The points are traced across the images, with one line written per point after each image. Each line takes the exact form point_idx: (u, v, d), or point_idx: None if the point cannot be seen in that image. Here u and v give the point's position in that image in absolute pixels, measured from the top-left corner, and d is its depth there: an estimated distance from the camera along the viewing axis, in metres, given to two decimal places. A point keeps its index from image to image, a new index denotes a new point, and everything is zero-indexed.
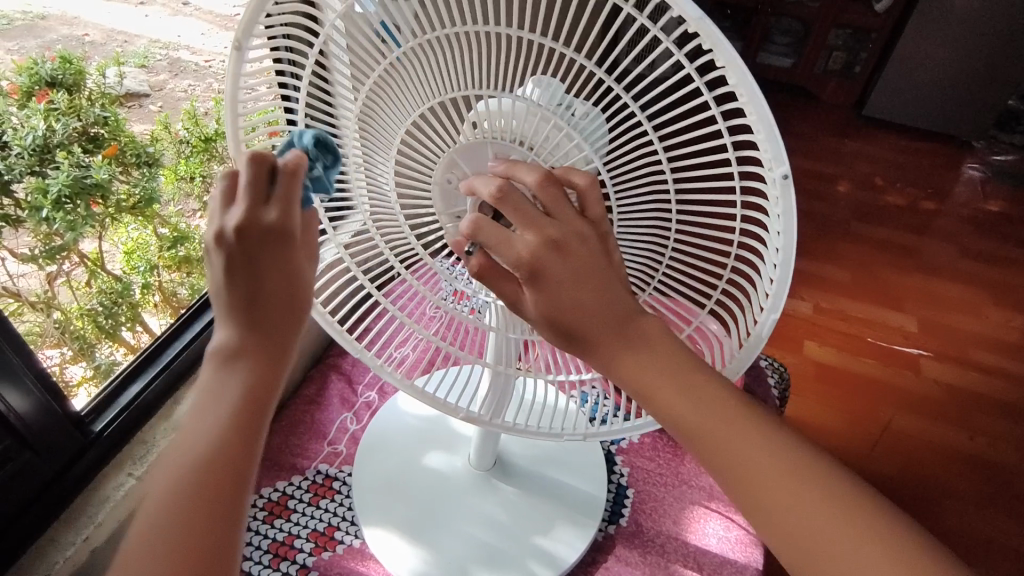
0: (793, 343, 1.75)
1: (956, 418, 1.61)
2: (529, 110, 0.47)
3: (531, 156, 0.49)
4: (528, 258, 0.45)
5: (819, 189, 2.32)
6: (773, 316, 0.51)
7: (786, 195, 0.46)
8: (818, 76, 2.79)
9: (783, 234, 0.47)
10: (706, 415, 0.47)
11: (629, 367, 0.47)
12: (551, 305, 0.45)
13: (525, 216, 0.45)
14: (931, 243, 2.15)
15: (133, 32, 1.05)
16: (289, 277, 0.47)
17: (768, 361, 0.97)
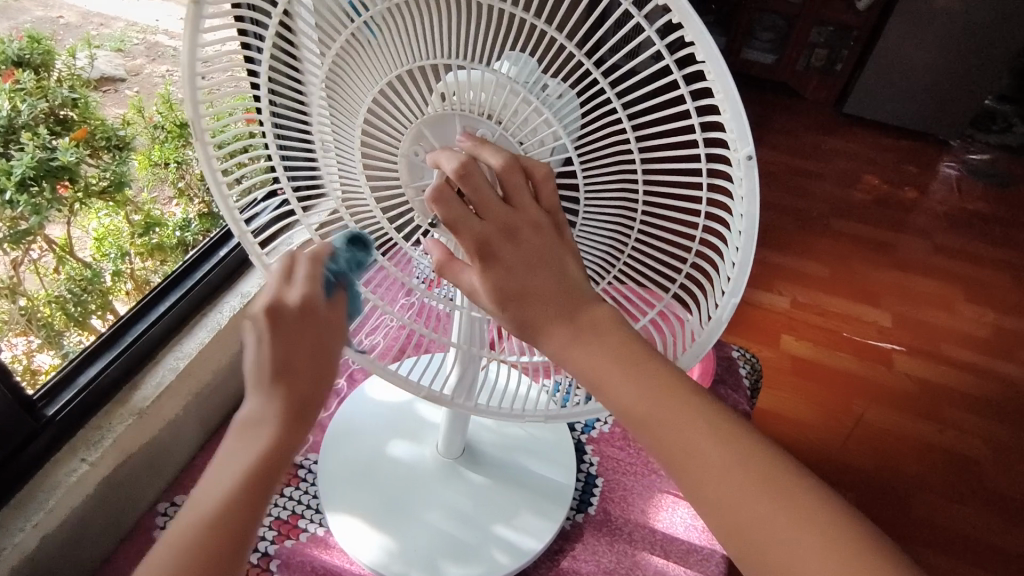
0: (770, 337, 1.76)
1: (927, 412, 1.64)
2: (500, 83, 0.46)
3: (500, 132, 0.48)
4: (480, 240, 0.46)
5: (799, 185, 2.34)
6: (735, 301, 0.52)
7: (750, 179, 0.46)
8: (800, 74, 2.81)
9: (746, 218, 0.48)
10: (642, 392, 0.47)
11: (572, 348, 0.48)
12: (495, 285, 0.47)
13: (486, 202, 0.46)
14: (907, 239, 2.18)
15: (110, 14, 1.02)
16: (320, 360, 0.46)
17: (741, 352, 0.97)
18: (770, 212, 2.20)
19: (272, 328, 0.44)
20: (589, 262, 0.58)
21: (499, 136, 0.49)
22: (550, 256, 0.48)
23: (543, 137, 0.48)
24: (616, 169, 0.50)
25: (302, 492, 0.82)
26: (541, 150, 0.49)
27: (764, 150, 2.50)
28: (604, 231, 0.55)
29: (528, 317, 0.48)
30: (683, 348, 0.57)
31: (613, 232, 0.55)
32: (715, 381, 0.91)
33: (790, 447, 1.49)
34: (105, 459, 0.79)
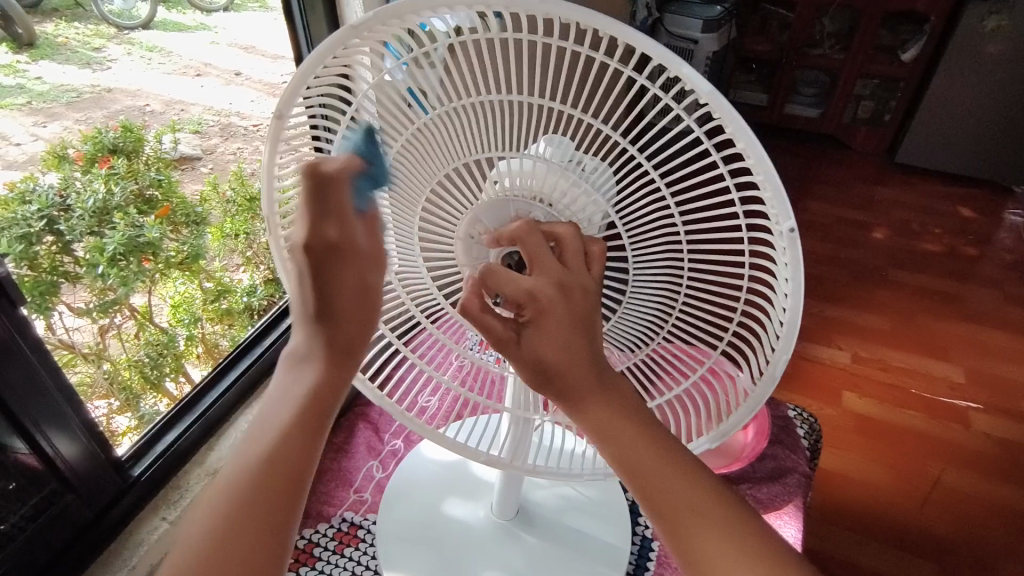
0: (830, 393, 1.70)
1: (1012, 475, 1.53)
2: (549, 168, 0.51)
3: (550, 212, 0.53)
4: (535, 297, 0.46)
5: (853, 236, 2.30)
6: (786, 356, 0.51)
7: (794, 249, 0.48)
8: (846, 126, 2.81)
9: (790, 283, 0.49)
10: (665, 462, 0.45)
11: (593, 413, 0.46)
12: (542, 345, 0.46)
13: (541, 262, 0.48)
14: (973, 289, 2.09)
15: (190, 100, 1.13)
16: (355, 288, 0.41)
17: (797, 412, 0.94)
18: (824, 265, 2.16)
19: (313, 264, 0.40)
20: (637, 327, 0.58)
21: (546, 215, 0.53)
22: (595, 321, 0.48)
23: (591, 213, 0.53)
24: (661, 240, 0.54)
25: (361, 551, 0.76)
26: (589, 226, 0.53)
27: (813, 202, 2.48)
28: (650, 296, 0.56)
29: (545, 375, 0.46)
30: (732, 407, 0.56)
31: (660, 298, 0.56)
32: (770, 442, 0.89)
33: (859, 510, 1.42)
34: (181, 518, 0.83)
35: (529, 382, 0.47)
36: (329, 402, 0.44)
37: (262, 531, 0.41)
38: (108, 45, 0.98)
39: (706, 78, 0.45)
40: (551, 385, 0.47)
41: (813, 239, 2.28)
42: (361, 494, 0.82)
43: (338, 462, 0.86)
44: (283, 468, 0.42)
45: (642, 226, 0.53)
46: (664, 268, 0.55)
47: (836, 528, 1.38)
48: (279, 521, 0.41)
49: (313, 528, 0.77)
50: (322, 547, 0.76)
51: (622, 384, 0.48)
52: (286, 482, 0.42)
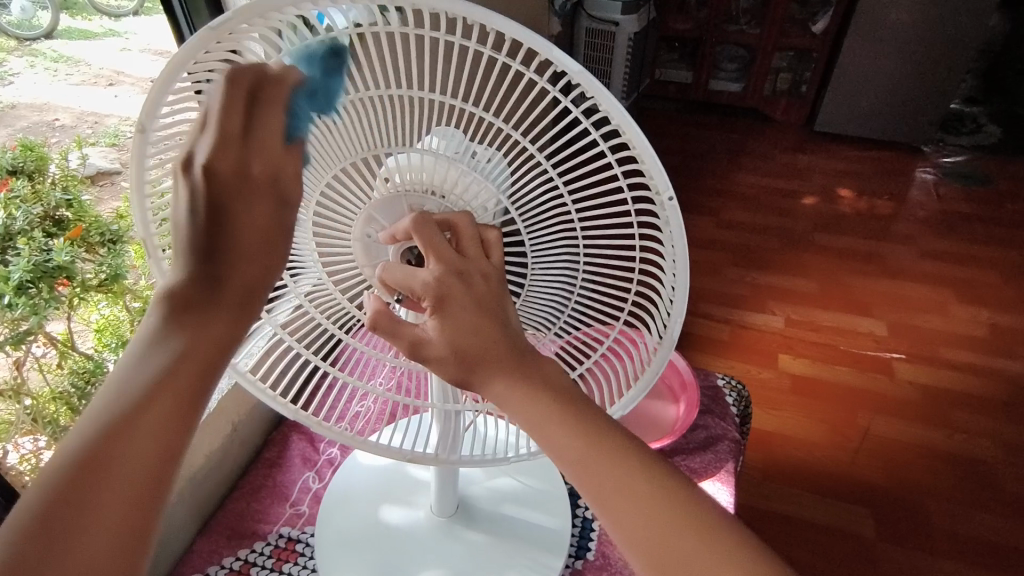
0: (767, 357, 1.77)
1: (934, 418, 1.63)
2: (437, 163, 0.50)
3: (444, 204, 0.52)
4: (432, 286, 0.46)
5: (781, 204, 2.39)
6: (680, 321, 0.50)
7: (676, 217, 0.48)
8: (767, 98, 2.91)
9: (677, 251, 0.49)
10: (589, 439, 0.44)
11: (518, 397, 0.45)
12: (453, 333, 0.45)
13: (435, 250, 0.47)
14: (892, 247, 2.20)
15: (104, 112, 1.04)
16: (251, 218, 0.39)
17: (726, 381, 0.97)
18: (755, 234, 2.23)
19: (215, 192, 0.39)
20: (538, 315, 0.58)
21: (441, 206, 0.52)
22: (502, 303, 0.47)
23: (485, 202, 0.52)
24: (556, 227, 0.53)
25: (300, 566, 0.73)
26: (485, 215, 0.52)
27: (742, 174, 2.56)
28: (550, 280, 0.56)
29: (457, 368, 0.45)
30: (628, 384, 0.55)
31: (559, 282, 0.57)
32: (701, 413, 0.91)
33: (799, 467, 1.48)
34: None
35: (450, 378, 0.45)
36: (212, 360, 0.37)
37: (109, 528, 0.32)
38: (8, 58, 0.90)
39: (573, 57, 0.45)
40: (472, 375, 0.45)
41: (743, 210, 2.35)
42: (297, 507, 0.79)
43: (271, 478, 0.82)
44: (136, 443, 0.34)
45: (538, 214, 0.53)
46: (561, 253, 0.55)
47: (780, 486, 1.44)
48: (148, 483, 0.34)
49: (249, 547, 0.74)
50: (259, 566, 0.72)
51: (555, 375, 0.46)
52: (143, 461, 0.34)
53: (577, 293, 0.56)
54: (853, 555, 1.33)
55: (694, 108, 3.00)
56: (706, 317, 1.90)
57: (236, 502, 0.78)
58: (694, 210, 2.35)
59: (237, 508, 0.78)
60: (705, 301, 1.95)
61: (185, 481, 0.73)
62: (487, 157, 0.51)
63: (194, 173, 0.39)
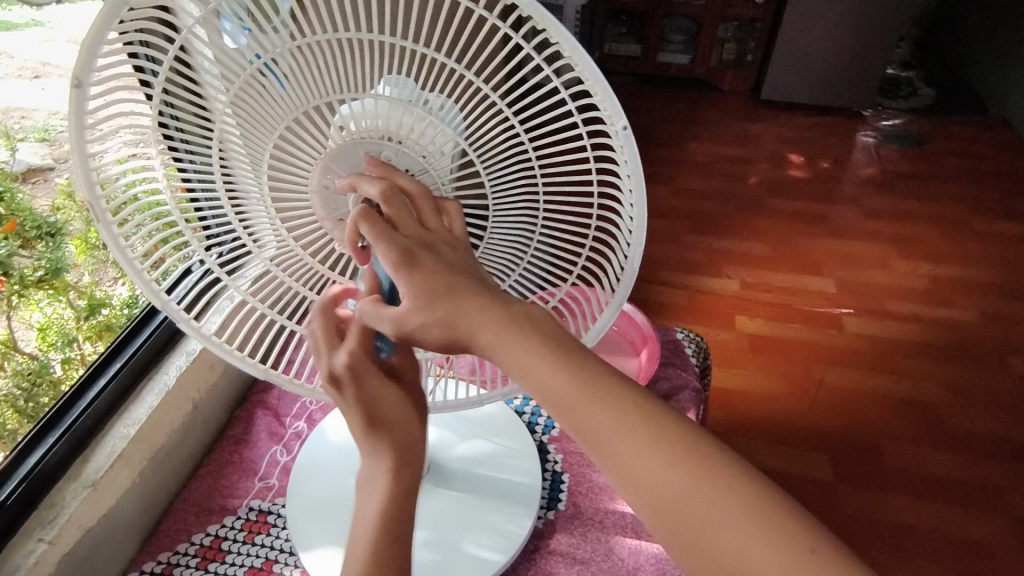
0: (725, 319, 1.82)
1: (882, 366, 1.71)
2: (390, 108, 0.42)
3: (403, 150, 0.44)
4: (400, 252, 0.41)
5: (733, 171, 2.45)
6: (641, 250, 0.48)
7: (631, 147, 0.44)
8: (715, 68, 2.96)
9: (633, 181, 0.46)
10: (581, 386, 0.39)
11: (509, 349, 0.40)
12: (420, 289, 0.40)
13: (404, 222, 0.42)
14: (838, 208, 2.28)
15: (32, 106, 0.89)
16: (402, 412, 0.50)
17: (686, 335, 1.00)
18: (709, 201, 2.28)
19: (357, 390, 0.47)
20: (495, 266, 0.52)
21: (398, 152, 0.44)
22: (477, 269, 0.43)
23: (442, 146, 0.44)
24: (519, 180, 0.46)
25: (273, 536, 0.72)
26: (443, 160, 0.45)
27: (694, 143, 2.60)
28: (508, 232, 0.50)
29: (440, 330, 0.41)
30: (589, 324, 0.54)
31: (519, 231, 0.50)
32: (663, 365, 0.93)
33: (760, 420, 1.54)
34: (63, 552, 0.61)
35: (434, 342, 0.41)
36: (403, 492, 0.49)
37: None
38: None
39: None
40: (455, 337, 0.41)
41: (696, 179, 2.40)
42: (267, 480, 0.77)
43: (238, 454, 0.79)
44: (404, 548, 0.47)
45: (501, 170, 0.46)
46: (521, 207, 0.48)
47: (743, 440, 1.50)
48: None
49: (219, 523, 0.72)
50: (231, 539, 0.71)
51: (543, 318, 0.42)
52: None
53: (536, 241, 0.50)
54: (815, 498, 1.39)
55: (645, 81, 3.04)
56: (665, 284, 1.94)
57: (204, 480, 0.76)
58: (649, 180, 2.38)
59: (206, 485, 0.76)
60: (663, 269, 1.99)
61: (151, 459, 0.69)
62: (439, 103, 0.43)
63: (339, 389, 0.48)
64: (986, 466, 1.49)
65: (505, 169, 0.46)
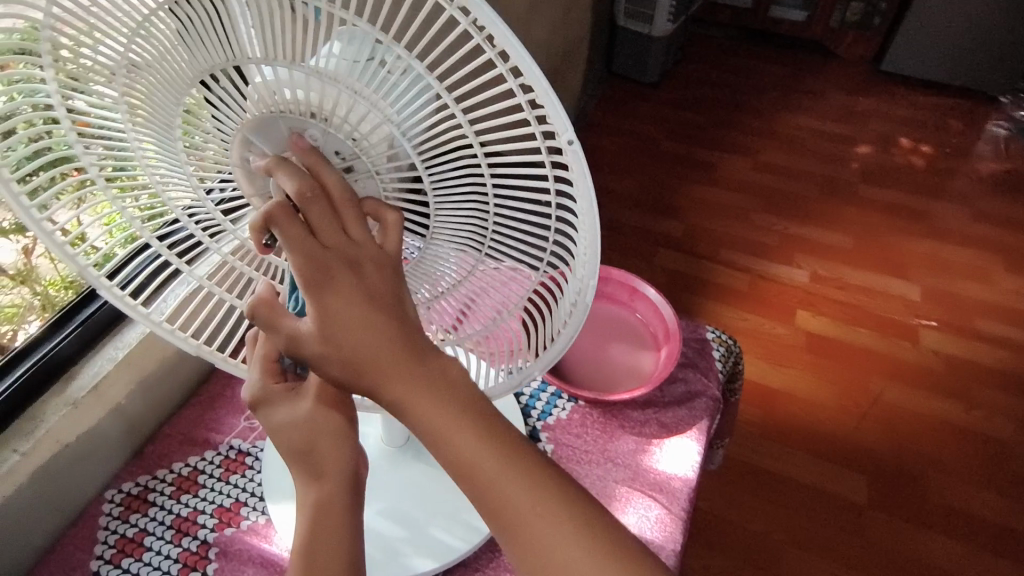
0: (785, 312, 1.68)
1: (954, 391, 1.54)
2: (311, 81, 0.37)
3: (327, 130, 0.39)
4: (315, 271, 0.37)
5: (830, 150, 2.21)
6: (593, 281, 0.43)
7: (581, 168, 0.38)
8: (833, 30, 2.64)
9: (585, 202, 0.40)
10: (480, 451, 0.39)
11: (413, 404, 0.39)
12: (329, 318, 0.37)
13: (321, 228, 0.38)
14: (943, 206, 2.03)
15: None
16: (338, 435, 0.45)
17: (717, 335, 0.91)
18: (795, 180, 2.08)
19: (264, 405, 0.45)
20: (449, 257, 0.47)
21: (325, 133, 0.39)
22: (400, 297, 0.39)
23: (372, 131, 0.38)
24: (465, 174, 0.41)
25: (247, 479, 0.72)
26: (379, 147, 0.39)
27: (791, 114, 2.36)
28: (459, 225, 0.45)
29: (342, 364, 0.38)
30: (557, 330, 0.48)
31: (470, 225, 0.45)
32: (680, 365, 0.85)
33: (799, 428, 1.43)
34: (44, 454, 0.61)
35: (333, 375, 0.39)
36: (331, 507, 0.45)
37: None
38: None
39: None
40: (354, 376, 0.38)
41: (785, 153, 2.18)
42: (252, 420, 0.77)
43: (231, 389, 0.80)
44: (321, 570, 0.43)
45: (444, 162, 0.40)
46: (471, 203, 0.43)
47: (775, 444, 1.40)
48: None
49: (199, 455, 0.73)
50: (207, 474, 0.72)
51: (452, 373, 0.40)
52: None
53: (489, 239, 0.45)
54: (841, 521, 1.29)
55: (751, 37, 2.76)
56: (726, 265, 1.80)
57: (195, 411, 0.77)
58: (733, 149, 2.19)
59: (195, 415, 0.77)
60: (728, 248, 1.85)
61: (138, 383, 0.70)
62: (392, 66, 0.36)
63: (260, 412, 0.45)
64: None
65: (448, 162, 0.40)
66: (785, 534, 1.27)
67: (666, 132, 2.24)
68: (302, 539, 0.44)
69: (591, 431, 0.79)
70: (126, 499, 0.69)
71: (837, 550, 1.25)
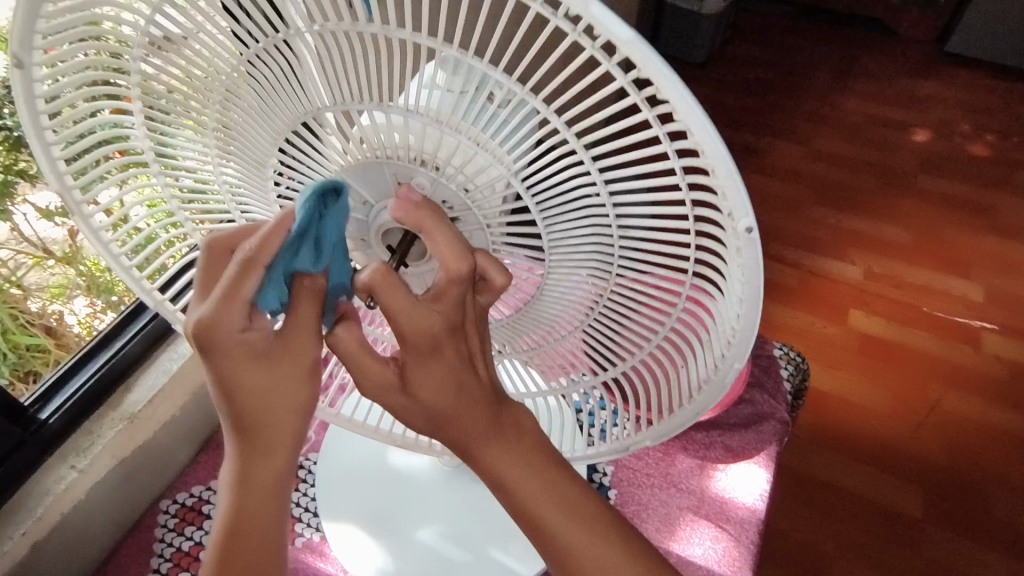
0: (837, 311, 1.61)
1: (1018, 401, 1.46)
2: (427, 127, 0.34)
3: (439, 179, 0.36)
4: (425, 343, 0.34)
5: (887, 137, 2.10)
6: (739, 363, 0.39)
7: (751, 251, 0.33)
8: (894, 8, 2.50)
9: (748, 280, 0.35)
10: (553, 497, 0.38)
11: (495, 457, 0.38)
12: (428, 385, 0.35)
13: (438, 301, 0.35)
14: (1010, 199, 1.92)
15: None
16: (304, 410, 0.36)
17: (783, 351, 0.86)
18: (851, 170, 1.98)
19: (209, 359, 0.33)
20: (566, 304, 0.44)
21: (433, 182, 0.36)
22: (484, 354, 0.38)
23: (493, 182, 0.35)
24: (592, 230, 0.36)
25: (301, 493, 0.71)
26: (492, 197, 0.36)
27: (846, 97, 2.24)
28: (577, 279, 0.41)
29: (428, 419, 0.37)
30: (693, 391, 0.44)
31: (594, 279, 0.40)
32: (749, 384, 0.81)
33: (850, 435, 1.38)
34: (102, 470, 0.60)
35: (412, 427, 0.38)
36: (279, 482, 0.38)
37: None
38: None
39: (621, 18, 0.27)
40: (435, 433, 0.38)
41: (839, 140, 2.08)
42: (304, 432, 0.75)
43: None
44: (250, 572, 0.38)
45: (567, 217, 0.36)
46: (595, 258, 0.39)
47: (825, 450, 1.35)
48: None
49: None
50: None
51: (527, 423, 0.39)
52: None
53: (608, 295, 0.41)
54: (894, 533, 1.25)
55: (804, 14, 2.63)
56: (775, 260, 1.73)
57: None
58: (783, 134, 2.10)
59: None
60: (777, 241, 1.77)
61: (189, 397, 0.68)
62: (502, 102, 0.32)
63: (212, 365, 0.33)
64: None
65: (572, 216, 0.36)
66: (835, 544, 1.23)
67: (712, 116, 2.15)
68: (230, 514, 0.39)
69: (652, 452, 0.76)
70: (180, 510, 0.67)
71: (891, 564, 1.21)
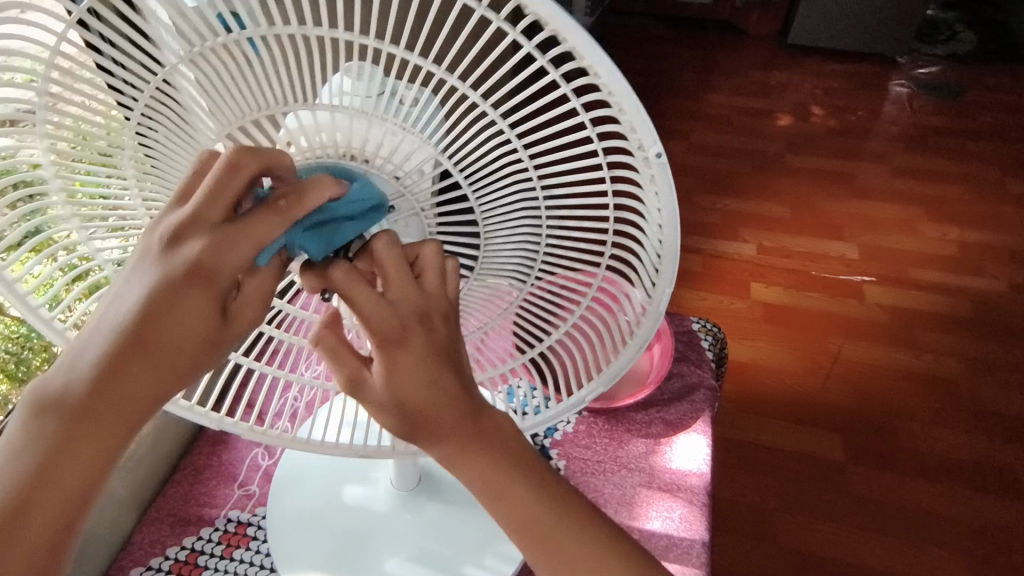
0: (739, 286, 1.74)
1: (903, 340, 1.63)
2: (351, 121, 0.36)
3: (370, 172, 0.38)
4: (391, 330, 0.35)
5: (753, 125, 2.30)
6: (670, 287, 0.42)
7: (665, 176, 0.37)
8: (738, 10, 2.76)
9: (667, 206, 0.38)
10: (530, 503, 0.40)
11: (470, 463, 0.39)
12: (397, 381, 0.36)
13: (400, 286, 0.36)
14: (864, 166, 2.15)
15: None
16: (206, 331, 0.33)
17: (700, 324, 0.92)
18: (728, 158, 2.15)
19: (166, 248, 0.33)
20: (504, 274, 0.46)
21: (364, 177, 0.39)
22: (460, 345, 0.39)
23: (420, 164, 0.38)
24: (519, 195, 0.40)
25: (253, 551, 0.67)
26: (422, 181, 0.39)
27: (712, 94, 2.44)
28: (511, 244, 0.43)
29: (403, 420, 0.37)
30: (630, 331, 0.46)
31: (524, 243, 0.43)
32: (675, 359, 0.86)
33: (771, 399, 1.48)
34: None
35: (391, 430, 0.38)
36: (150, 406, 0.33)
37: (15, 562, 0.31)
38: None
39: None
40: (416, 433, 0.38)
41: (714, 132, 2.26)
42: (248, 488, 0.72)
43: (219, 457, 0.75)
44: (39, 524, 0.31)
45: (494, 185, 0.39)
46: (523, 218, 0.41)
47: (754, 417, 1.44)
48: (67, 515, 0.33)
49: (196, 535, 0.67)
50: (207, 554, 0.66)
51: (508, 431, 0.41)
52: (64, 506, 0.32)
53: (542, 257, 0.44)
54: (824, 479, 1.35)
55: (662, 23, 2.85)
56: None
57: (180, 487, 0.72)
58: (664, 134, 2.25)
59: (182, 492, 0.71)
60: None
61: None
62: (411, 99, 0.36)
63: (166, 251, 0.33)
64: (1006, 447, 1.44)
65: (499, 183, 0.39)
66: (776, 501, 1.31)
67: None
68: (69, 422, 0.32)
69: (600, 440, 0.78)
70: None
71: (828, 508, 1.30)
